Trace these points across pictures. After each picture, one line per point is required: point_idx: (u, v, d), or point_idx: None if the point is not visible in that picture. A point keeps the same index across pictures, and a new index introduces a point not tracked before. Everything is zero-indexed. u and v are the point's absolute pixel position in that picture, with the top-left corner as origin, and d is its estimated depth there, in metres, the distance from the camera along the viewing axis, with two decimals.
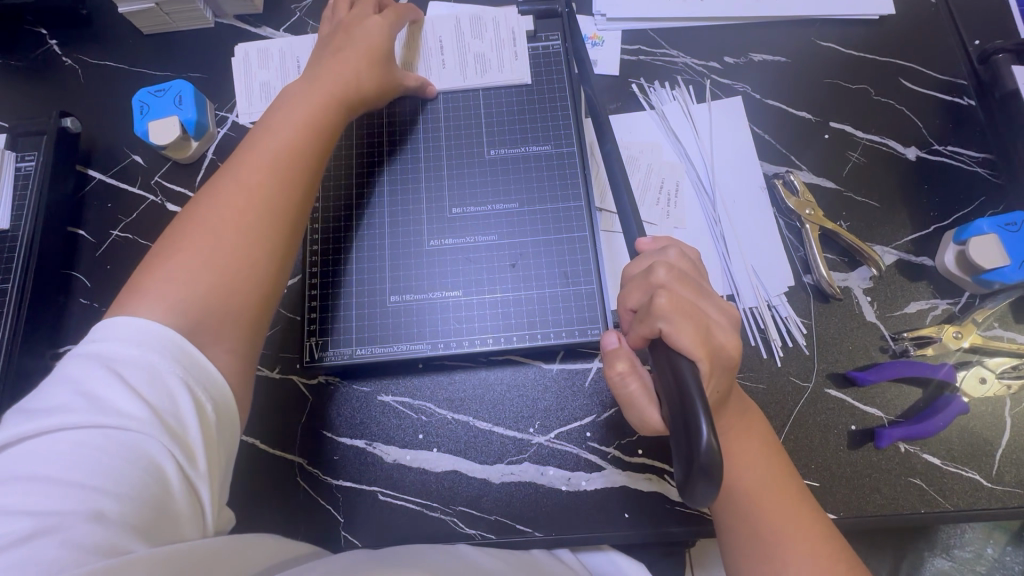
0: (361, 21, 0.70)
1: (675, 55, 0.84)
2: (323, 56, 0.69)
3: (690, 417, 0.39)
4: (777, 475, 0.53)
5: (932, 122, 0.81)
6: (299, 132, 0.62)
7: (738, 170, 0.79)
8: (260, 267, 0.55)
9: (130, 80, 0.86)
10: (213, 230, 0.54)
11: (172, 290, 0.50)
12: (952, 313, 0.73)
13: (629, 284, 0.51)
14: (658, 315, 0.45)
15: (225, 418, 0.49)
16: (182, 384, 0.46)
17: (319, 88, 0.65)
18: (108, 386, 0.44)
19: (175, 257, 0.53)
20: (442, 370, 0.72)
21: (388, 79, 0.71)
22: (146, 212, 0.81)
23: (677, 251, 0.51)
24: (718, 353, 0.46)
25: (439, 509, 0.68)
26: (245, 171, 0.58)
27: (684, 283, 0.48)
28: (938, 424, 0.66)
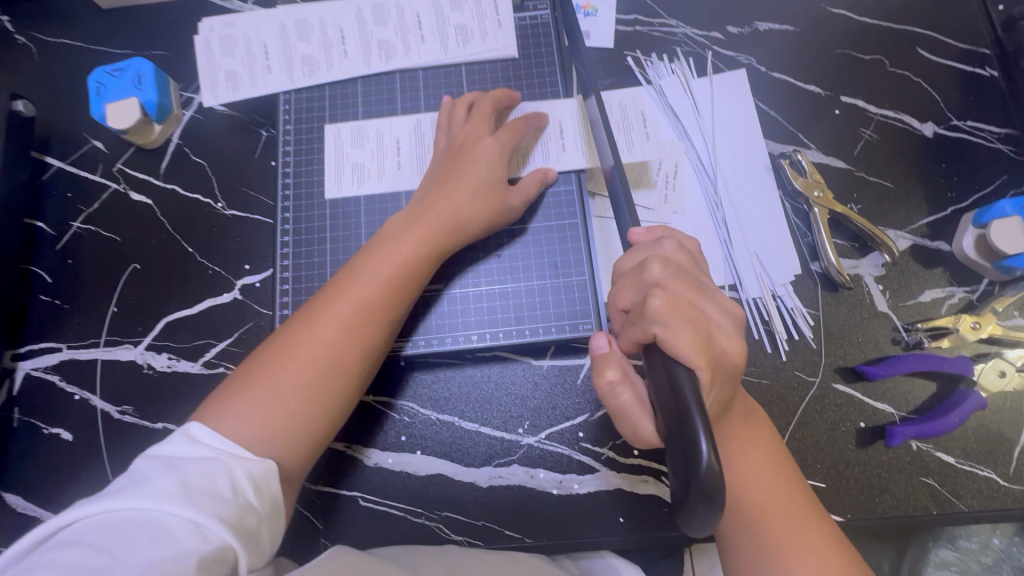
0: (476, 153, 0.62)
1: (674, 25, 0.78)
2: (435, 181, 0.63)
3: (685, 432, 0.35)
4: (779, 483, 0.49)
5: (952, 95, 0.75)
6: (391, 275, 0.58)
7: (741, 151, 0.74)
8: (314, 423, 0.54)
9: (88, 59, 0.80)
10: (281, 378, 0.53)
11: (238, 429, 0.50)
12: (969, 302, 0.68)
13: (620, 282, 0.47)
14: (653, 317, 0.41)
15: (268, 506, 0.48)
16: (229, 470, 0.47)
17: (422, 227, 0.60)
18: (159, 469, 0.45)
19: (253, 387, 0.53)
20: (426, 368, 0.68)
21: (494, 216, 0.63)
22: (108, 202, 0.75)
23: (673, 243, 0.47)
24: (720, 359, 0.42)
25: (424, 515, 0.64)
26: (328, 317, 0.56)
27: (681, 280, 0.44)
28: (955, 421, 0.62)
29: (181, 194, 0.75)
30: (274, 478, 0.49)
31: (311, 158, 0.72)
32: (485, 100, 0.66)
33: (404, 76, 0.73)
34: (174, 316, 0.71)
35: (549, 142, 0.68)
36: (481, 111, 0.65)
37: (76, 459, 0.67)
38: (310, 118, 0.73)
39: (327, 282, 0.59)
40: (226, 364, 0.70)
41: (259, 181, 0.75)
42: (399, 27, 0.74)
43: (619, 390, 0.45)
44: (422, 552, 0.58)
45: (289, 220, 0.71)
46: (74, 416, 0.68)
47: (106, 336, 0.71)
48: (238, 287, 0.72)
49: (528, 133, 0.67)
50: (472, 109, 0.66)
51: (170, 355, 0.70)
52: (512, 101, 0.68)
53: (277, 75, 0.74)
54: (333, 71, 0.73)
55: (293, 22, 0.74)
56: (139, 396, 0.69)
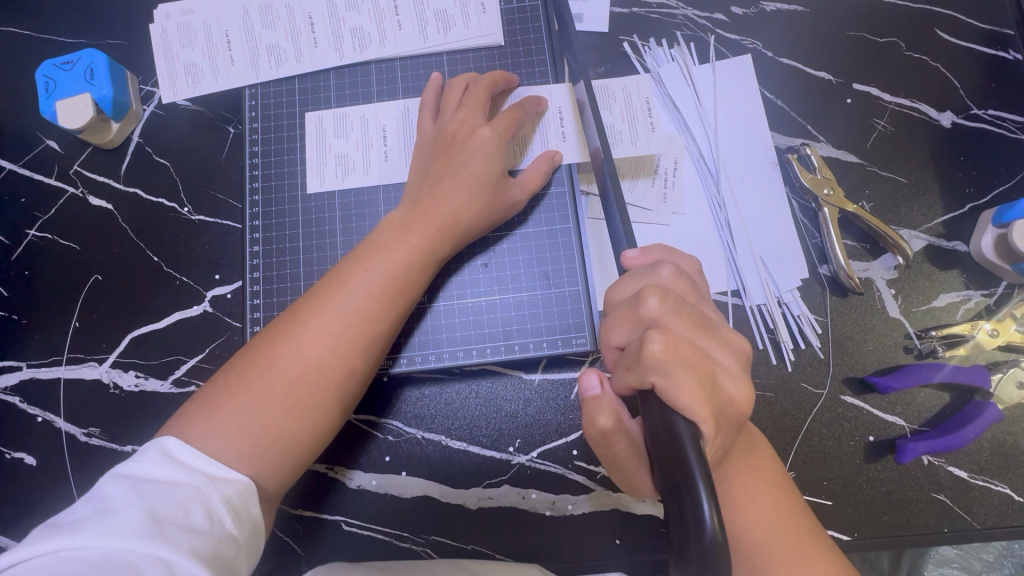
0: (474, 145, 0.56)
1: (673, 6, 0.72)
2: (428, 176, 0.57)
3: (683, 490, 0.31)
4: (788, 520, 0.46)
5: (973, 81, 0.69)
6: (387, 280, 0.52)
7: (746, 144, 0.68)
8: (301, 443, 0.48)
9: (37, 50, 0.73)
10: (266, 397, 0.47)
11: (213, 450, 0.45)
12: (986, 307, 0.64)
13: (614, 315, 0.43)
14: (651, 364, 0.38)
15: (248, 534, 0.43)
16: (205, 497, 0.42)
17: (420, 225, 0.54)
18: (124, 496, 0.39)
19: (230, 403, 0.47)
20: (410, 384, 0.64)
21: (494, 213, 0.58)
22: (65, 208, 0.70)
23: (671, 270, 0.43)
24: (725, 408, 0.40)
25: (411, 539, 0.61)
26: (317, 325, 0.49)
27: (681, 317, 0.40)
28: (970, 436, 0.58)
29: (143, 198, 0.70)
30: (254, 502, 0.44)
31: (281, 159, 0.67)
32: (479, 86, 0.60)
33: (380, 66, 0.67)
34: (140, 331, 0.67)
35: (548, 130, 0.62)
36: (477, 96, 0.59)
37: (42, 485, 0.64)
38: (279, 115, 0.67)
39: (315, 285, 0.53)
40: (199, 382, 0.66)
41: (227, 183, 0.70)
42: (373, 12, 0.67)
43: (614, 437, 0.43)
44: (412, 563, 0.58)
45: (259, 227, 0.66)
46: (38, 440, 0.64)
47: (69, 353, 0.66)
48: (208, 299, 0.67)
49: (527, 120, 0.61)
50: (464, 94, 0.60)
51: (137, 373, 0.66)
52: (507, 84, 0.62)
53: (241, 68, 0.68)
54: (303, 62, 0.67)
55: (257, 8, 0.68)
56: (106, 417, 0.65)
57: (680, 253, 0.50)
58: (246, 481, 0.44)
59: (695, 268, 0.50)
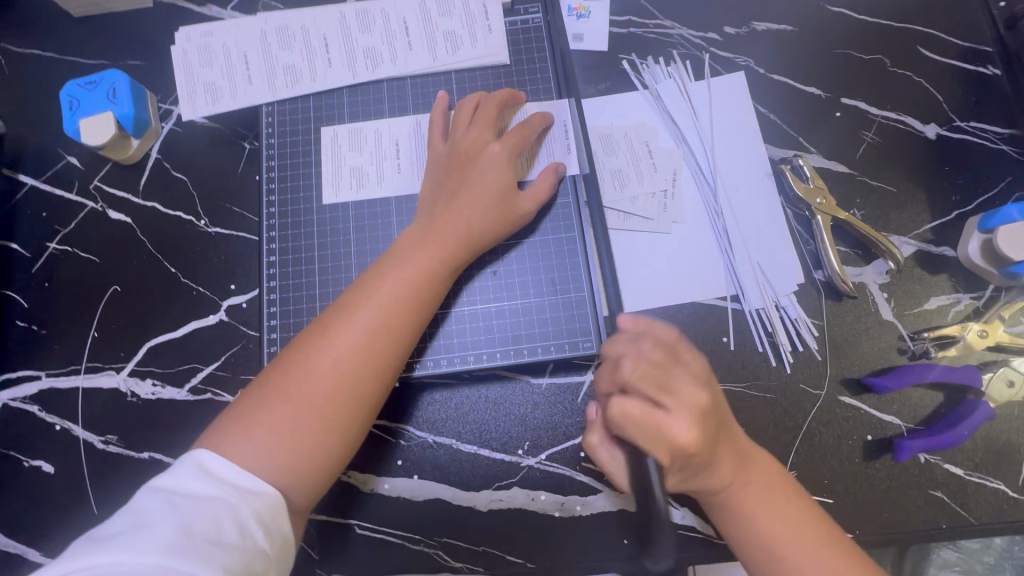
0: (485, 162, 0.60)
1: (669, 26, 0.75)
2: (443, 192, 0.60)
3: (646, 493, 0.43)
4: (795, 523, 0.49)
5: (954, 95, 0.73)
6: (409, 290, 0.54)
7: (741, 157, 0.71)
8: (335, 450, 0.50)
9: (60, 70, 0.76)
10: (300, 408, 0.49)
11: (255, 460, 0.47)
12: (975, 308, 0.67)
13: (601, 371, 0.53)
14: (613, 423, 0.47)
15: (277, 546, 0.45)
16: (237, 512, 0.43)
17: (440, 238, 0.57)
18: (160, 513, 0.42)
19: (265, 413, 0.49)
20: (423, 389, 0.65)
21: (507, 224, 0.61)
22: (85, 222, 0.72)
23: (650, 341, 0.50)
24: (680, 435, 0.45)
25: (423, 542, 0.63)
26: (344, 335, 0.52)
27: (655, 350, 0.50)
28: (963, 432, 0.60)
29: (161, 212, 0.72)
30: (284, 515, 0.46)
31: (296, 173, 0.69)
32: (489, 104, 0.63)
33: (392, 84, 0.71)
34: (157, 341, 0.69)
35: (554, 143, 0.66)
36: (487, 114, 0.63)
37: (59, 493, 0.65)
38: (295, 130, 0.70)
39: (339, 297, 0.55)
40: (215, 389, 0.67)
41: (243, 197, 0.72)
42: (385, 33, 0.71)
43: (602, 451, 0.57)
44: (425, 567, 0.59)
45: (275, 238, 0.68)
46: (56, 448, 0.66)
47: (87, 363, 0.68)
48: (224, 308, 0.69)
49: (534, 136, 0.65)
50: (474, 114, 0.63)
51: (154, 381, 0.68)
52: (516, 101, 0.66)
53: (259, 87, 0.71)
54: (318, 81, 0.70)
55: (274, 31, 0.71)
56: (123, 425, 0.66)
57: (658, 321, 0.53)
58: (276, 495, 0.46)
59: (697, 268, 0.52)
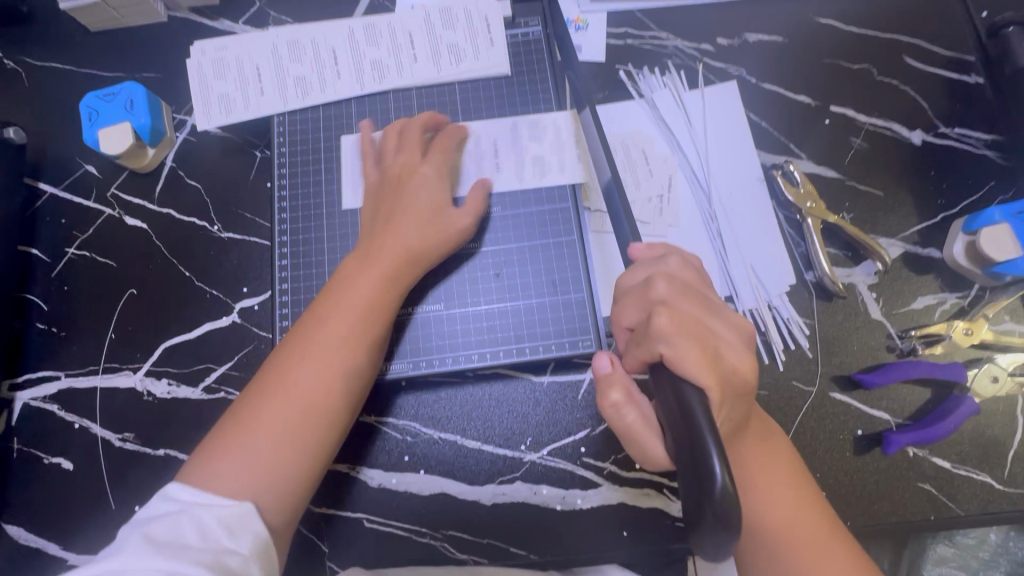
0: (418, 182, 0.64)
1: (664, 37, 0.78)
2: (379, 218, 0.63)
3: (695, 453, 0.35)
4: (795, 491, 0.51)
5: (939, 103, 0.76)
6: (357, 310, 0.57)
7: (734, 163, 0.74)
8: (307, 465, 0.53)
9: (79, 82, 0.79)
10: (265, 432, 0.52)
11: (228, 485, 0.50)
12: (961, 308, 0.69)
13: (625, 300, 0.47)
14: (658, 336, 0.42)
15: (252, 544, 0.48)
16: (199, 518, 0.47)
17: (381, 259, 0.60)
18: (127, 534, 0.46)
19: (233, 442, 0.52)
20: (428, 387, 0.68)
21: (446, 238, 0.63)
22: (103, 228, 0.75)
23: (678, 259, 0.48)
24: (729, 376, 0.42)
25: (429, 534, 0.65)
26: (301, 360, 0.55)
27: (687, 299, 0.45)
28: (949, 426, 0.63)
29: (176, 218, 0.75)
30: (256, 519, 0.49)
31: (306, 180, 0.72)
32: (423, 128, 0.67)
33: (398, 95, 0.74)
34: (172, 342, 0.71)
35: (483, 160, 0.70)
36: (413, 138, 0.66)
37: (78, 490, 0.67)
38: (305, 140, 0.73)
39: (294, 326, 0.58)
40: (228, 388, 0.70)
41: (255, 203, 0.75)
42: (392, 46, 0.74)
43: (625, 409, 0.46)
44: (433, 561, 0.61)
45: (286, 242, 0.71)
46: (75, 445, 0.68)
47: (105, 363, 0.71)
48: (236, 310, 0.72)
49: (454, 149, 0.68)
50: (407, 138, 0.66)
51: (169, 381, 0.70)
52: (439, 123, 0.69)
53: (270, 98, 0.74)
54: (328, 92, 0.73)
55: (285, 44, 0.74)
56: (140, 423, 0.69)
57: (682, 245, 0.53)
58: (240, 502, 0.49)
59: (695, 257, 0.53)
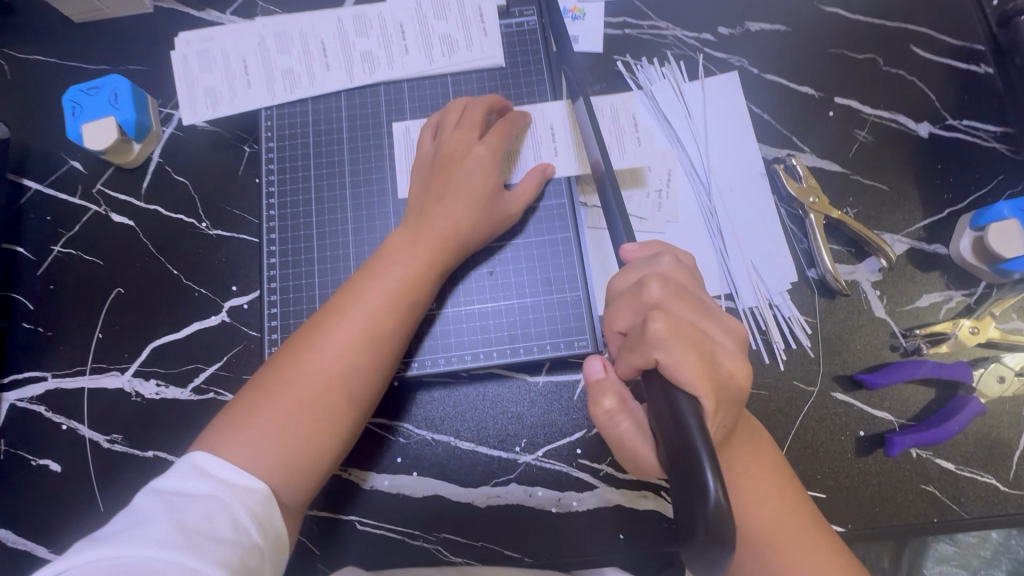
0: (470, 163, 0.60)
1: (664, 27, 0.76)
2: (424, 195, 0.61)
3: (688, 464, 0.33)
4: (783, 497, 0.49)
5: (947, 94, 0.74)
6: (397, 292, 0.55)
7: (734, 157, 0.72)
8: (327, 448, 0.52)
9: (63, 76, 0.77)
10: (291, 408, 0.51)
11: (248, 457, 0.48)
12: (968, 305, 0.67)
13: (618, 303, 0.45)
14: (654, 342, 0.40)
15: (270, 544, 0.47)
16: (229, 507, 0.45)
17: (423, 240, 0.58)
18: (155, 510, 0.43)
19: (258, 413, 0.50)
20: (421, 387, 0.66)
21: (492, 224, 0.62)
22: (89, 225, 0.73)
23: (671, 259, 0.45)
24: (725, 384, 0.41)
25: (422, 538, 0.64)
26: (335, 337, 0.53)
27: (681, 301, 0.42)
28: (955, 427, 0.61)
29: (163, 215, 0.73)
30: (277, 514, 0.48)
31: (295, 176, 0.71)
32: (477, 107, 0.63)
33: (389, 88, 0.72)
34: (160, 342, 0.70)
35: (540, 142, 0.67)
36: (473, 117, 0.62)
37: (66, 492, 0.66)
38: (294, 134, 0.71)
39: (330, 299, 0.56)
40: (217, 389, 0.68)
41: (244, 199, 0.73)
42: (382, 37, 0.72)
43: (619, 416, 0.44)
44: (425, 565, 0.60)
45: (275, 240, 0.69)
46: (63, 447, 0.67)
47: (93, 363, 0.69)
48: (226, 309, 0.70)
49: (516, 134, 0.65)
50: (461, 116, 0.63)
51: (158, 381, 0.69)
52: (503, 107, 0.65)
53: (258, 91, 0.72)
54: (317, 85, 0.71)
55: (272, 35, 0.72)
56: (128, 425, 0.68)
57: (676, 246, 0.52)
58: (265, 492, 0.47)
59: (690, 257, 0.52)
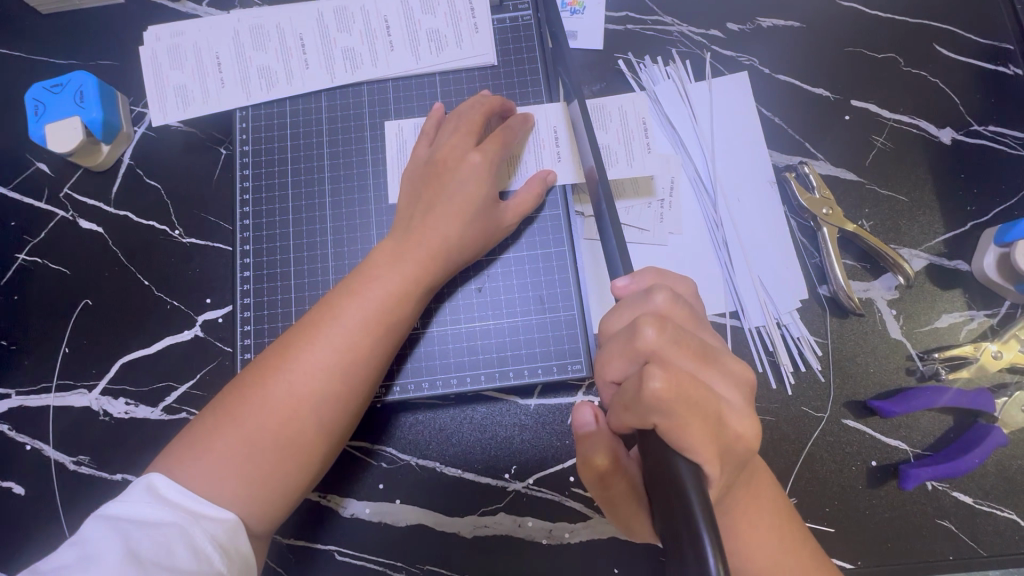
0: (464, 172, 0.55)
1: (668, 23, 0.71)
2: (411, 205, 0.56)
3: (685, 536, 0.30)
4: (792, 547, 0.45)
5: (972, 97, 0.68)
6: (378, 309, 0.51)
7: (742, 165, 0.67)
8: (294, 476, 0.47)
9: (28, 71, 0.72)
10: (257, 432, 0.46)
11: (205, 485, 0.44)
12: (990, 327, 0.63)
13: (609, 348, 0.41)
14: (652, 404, 0.35)
15: (237, 571, 0.43)
16: (190, 536, 0.41)
17: (409, 253, 0.54)
18: (108, 542, 0.39)
19: (220, 436, 0.46)
20: (404, 409, 0.63)
21: (485, 237, 0.57)
22: (55, 231, 0.69)
23: (667, 296, 0.41)
24: (731, 446, 0.38)
25: (405, 569, 0.60)
26: (309, 357, 0.49)
27: (681, 350, 0.38)
28: (975, 460, 0.57)
29: (134, 222, 0.69)
30: (243, 542, 0.44)
31: (273, 182, 0.66)
32: (473, 114, 0.58)
33: (373, 87, 0.67)
34: (130, 357, 0.66)
35: (542, 148, 0.62)
36: (471, 121, 0.57)
37: (31, 516, 0.63)
38: (271, 137, 0.67)
39: (307, 314, 0.52)
40: (189, 408, 0.65)
41: (219, 205, 0.69)
42: (365, 33, 0.67)
43: (612, 477, 0.43)
44: None
45: (250, 252, 0.65)
46: (27, 468, 0.64)
47: (59, 380, 0.66)
48: (199, 323, 0.66)
49: (518, 139, 0.60)
50: (456, 124, 0.58)
51: (127, 400, 0.65)
52: (504, 109, 0.61)
53: (233, 90, 0.67)
54: (296, 83, 0.67)
55: (248, 30, 0.67)
56: (95, 445, 0.64)
57: (673, 275, 0.48)
58: (230, 521, 0.44)
59: (692, 286, 0.48)
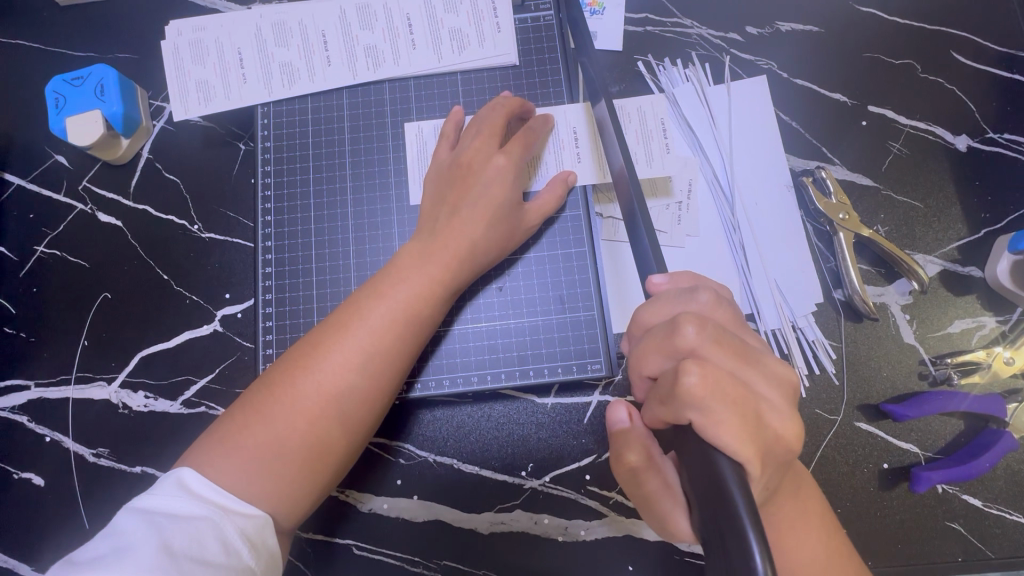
0: (489, 173, 0.56)
1: (688, 25, 0.71)
2: (436, 206, 0.57)
3: (729, 536, 0.30)
4: (820, 548, 0.45)
5: (989, 105, 0.69)
6: (405, 311, 0.52)
7: (760, 168, 0.68)
8: (320, 474, 0.48)
9: (47, 63, 0.72)
10: (285, 431, 0.47)
11: (234, 481, 0.45)
12: (1002, 333, 0.64)
13: (646, 345, 0.42)
14: (688, 400, 0.36)
15: (265, 565, 0.44)
16: (220, 529, 0.42)
17: (435, 255, 0.54)
18: (141, 533, 0.40)
19: (249, 433, 0.47)
20: (424, 406, 0.63)
21: (508, 238, 0.58)
22: (73, 224, 0.69)
23: (708, 295, 0.42)
24: (771, 445, 0.38)
25: (422, 564, 0.61)
26: (337, 357, 0.49)
27: (720, 349, 0.39)
28: (984, 465, 0.58)
29: (153, 216, 0.69)
30: (272, 538, 0.45)
31: (293, 178, 0.66)
32: (496, 114, 0.58)
33: (394, 86, 0.67)
34: (149, 351, 0.66)
35: (562, 149, 0.62)
36: (494, 122, 0.58)
37: (50, 507, 0.63)
38: (292, 134, 0.67)
39: (333, 314, 0.52)
40: (209, 403, 0.65)
41: (239, 201, 0.69)
42: (387, 30, 0.67)
43: (644, 475, 0.45)
44: None
45: (271, 248, 0.65)
46: (47, 460, 0.64)
47: (78, 373, 0.66)
48: (218, 318, 0.67)
49: (540, 139, 0.61)
50: (479, 125, 0.59)
51: (147, 394, 0.65)
52: (525, 110, 0.61)
53: (254, 86, 0.67)
54: (317, 80, 0.67)
55: (270, 26, 0.67)
56: (115, 438, 0.64)
57: (708, 280, 0.48)
58: (261, 517, 0.44)
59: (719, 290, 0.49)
